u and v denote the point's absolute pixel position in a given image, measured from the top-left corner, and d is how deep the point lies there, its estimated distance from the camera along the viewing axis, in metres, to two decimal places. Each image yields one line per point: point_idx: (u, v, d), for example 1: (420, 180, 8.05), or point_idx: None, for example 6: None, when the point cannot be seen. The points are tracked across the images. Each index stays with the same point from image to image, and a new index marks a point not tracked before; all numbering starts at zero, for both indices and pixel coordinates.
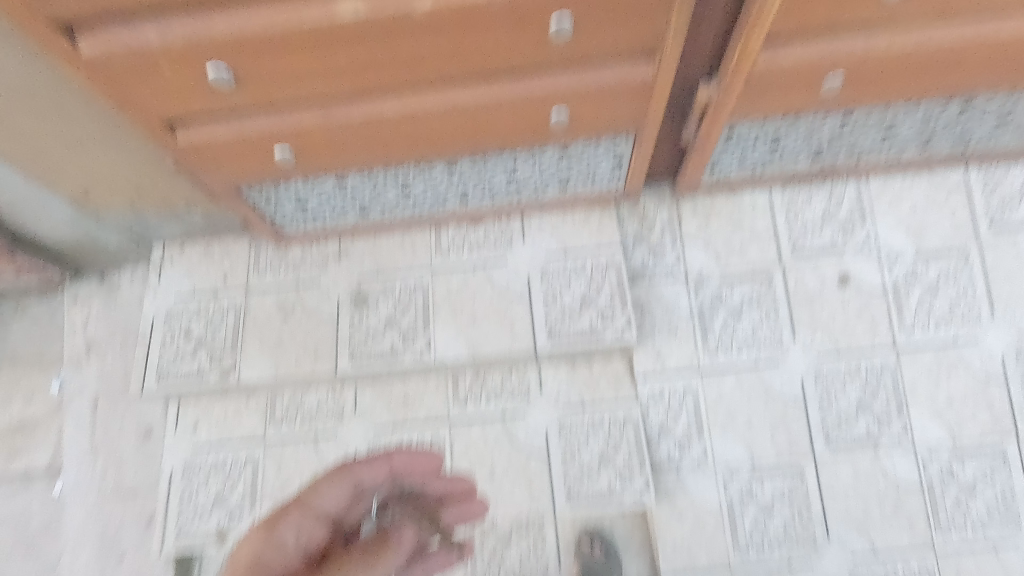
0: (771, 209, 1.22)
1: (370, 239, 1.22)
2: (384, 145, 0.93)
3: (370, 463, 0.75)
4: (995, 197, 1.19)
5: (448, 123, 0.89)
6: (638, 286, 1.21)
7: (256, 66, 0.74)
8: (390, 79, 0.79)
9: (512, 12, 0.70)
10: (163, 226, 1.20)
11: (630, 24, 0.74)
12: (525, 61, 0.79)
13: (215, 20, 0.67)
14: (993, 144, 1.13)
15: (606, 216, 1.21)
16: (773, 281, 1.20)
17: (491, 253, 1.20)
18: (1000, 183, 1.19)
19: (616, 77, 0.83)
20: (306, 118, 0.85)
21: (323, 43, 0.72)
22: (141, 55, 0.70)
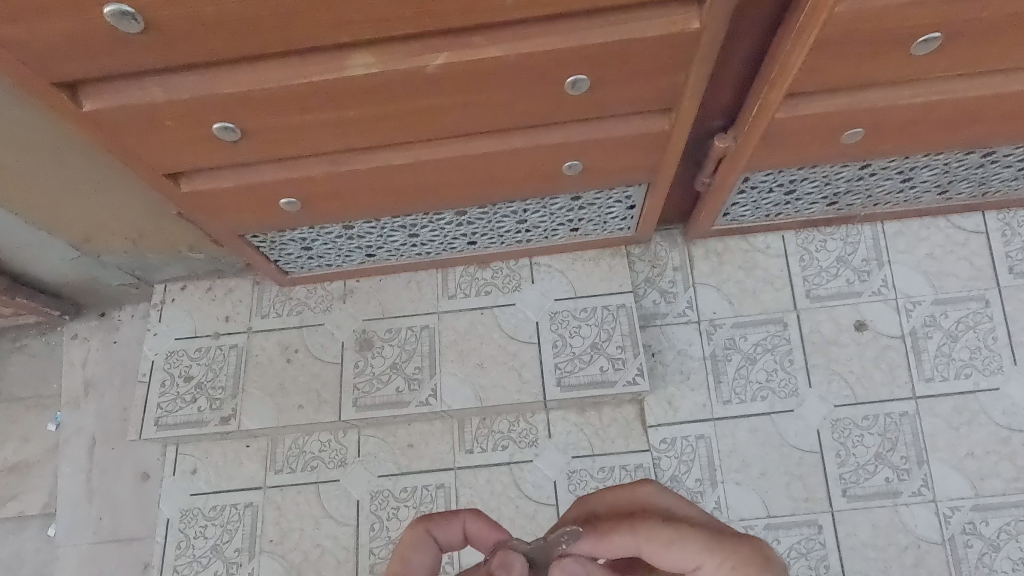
0: (784, 252, 1.19)
1: (377, 280, 1.20)
2: (393, 194, 0.91)
3: (447, 520, 0.57)
4: (1015, 243, 1.16)
5: (459, 173, 0.87)
6: (649, 330, 1.18)
7: (262, 121, 0.72)
8: (399, 133, 0.77)
9: (527, 71, 0.68)
10: (165, 267, 1.18)
11: (648, 82, 0.72)
12: (538, 117, 0.77)
13: (220, 79, 0.65)
14: (1013, 191, 1.11)
15: (616, 259, 1.18)
16: (787, 326, 1.17)
17: (499, 296, 1.17)
18: (1019, 228, 1.17)
19: (631, 130, 0.81)
20: (313, 169, 0.82)
21: (330, 100, 0.69)
22: (144, 111, 0.68)
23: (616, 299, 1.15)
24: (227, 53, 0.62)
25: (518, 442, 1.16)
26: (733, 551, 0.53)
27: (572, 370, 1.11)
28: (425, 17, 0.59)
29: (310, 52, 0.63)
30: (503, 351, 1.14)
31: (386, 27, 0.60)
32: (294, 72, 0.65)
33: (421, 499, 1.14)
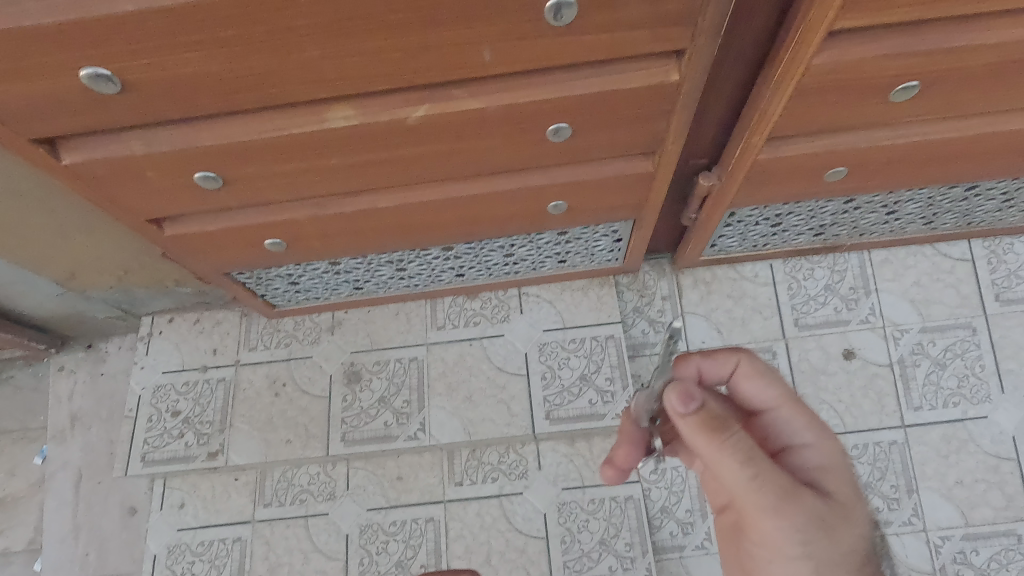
0: (773, 281, 1.20)
1: (365, 311, 1.20)
2: (378, 234, 0.91)
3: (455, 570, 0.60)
4: (1000, 271, 1.17)
5: (444, 213, 0.87)
6: (638, 360, 1.18)
7: (244, 170, 0.71)
8: (382, 178, 0.77)
9: (508, 121, 0.68)
10: (152, 300, 1.18)
11: (630, 128, 0.72)
12: (521, 162, 0.77)
13: (200, 133, 0.65)
14: (996, 221, 1.12)
15: (605, 288, 1.18)
16: (776, 355, 1.17)
17: (488, 327, 1.17)
18: (1004, 256, 1.18)
19: (615, 172, 0.81)
20: (297, 213, 0.82)
21: (311, 149, 0.69)
22: (125, 163, 0.68)
23: (604, 330, 1.15)
24: (205, 110, 0.61)
25: (508, 474, 1.15)
26: (807, 411, 0.64)
27: (561, 403, 1.11)
28: (404, 75, 0.59)
29: (289, 106, 0.63)
30: (492, 384, 1.13)
31: (364, 83, 0.60)
32: (274, 126, 0.65)
33: (410, 532, 1.13)
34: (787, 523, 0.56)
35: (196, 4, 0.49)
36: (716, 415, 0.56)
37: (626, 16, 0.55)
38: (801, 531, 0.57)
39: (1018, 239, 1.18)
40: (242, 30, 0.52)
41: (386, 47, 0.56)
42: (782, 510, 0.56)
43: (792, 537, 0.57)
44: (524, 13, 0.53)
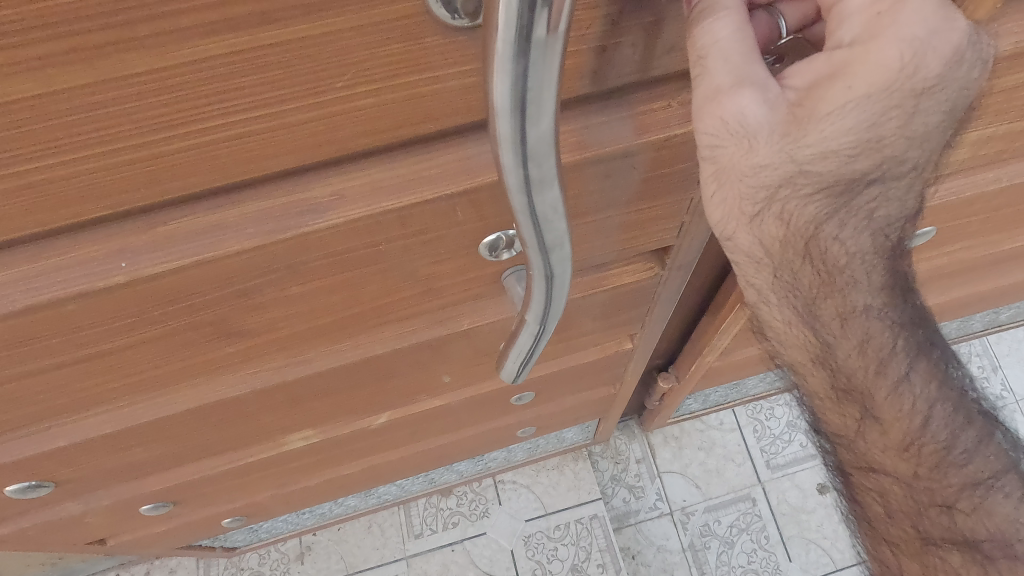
0: (737, 425, 1.20)
1: (335, 529, 1.13)
2: (343, 486, 0.85)
3: None
4: (999, 373, 1.12)
5: (413, 458, 0.83)
6: (624, 532, 1.13)
7: (195, 490, 0.66)
8: (346, 457, 0.73)
9: (471, 402, 0.67)
10: (94, 563, 1.07)
11: (591, 377, 0.73)
12: (485, 418, 0.76)
13: (145, 483, 0.60)
14: (985, 346, 1.14)
15: (580, 464, 1.17)
16: (755, 501, 1.14)
17: (468, 527, 1.12)
18: (1000, 355, 1.14)
19: (579, 400, 0.81)
20: (255, 497, 0.77)
21: (269, 462, 0.65)
22: (58, 521, 0.61)
23: (587, 510, 1.13)
24: (151, 470, 0.57)
25: None
26: None
27: None
28: (367, 403, 0.58)
29: (244, 446, 0.60)
30: None
31: (323, 417, 0.58)
32: (228, 459, 0.61)
33: None
34: (860, 115, 0.26)
35: (139, 423, 0.46)
36: (789, 77, 0.26)
37: (577, 328, 0.56)
38: (877, 121, 0.26)
39: (1011, 327, 1.14)
40: (189, 423, 0.49)
41: (344, 395, 0.54)
42: (795, 130, 0.26)
43: (846, 121, 0.26)
44: (482, 351, 0.54)
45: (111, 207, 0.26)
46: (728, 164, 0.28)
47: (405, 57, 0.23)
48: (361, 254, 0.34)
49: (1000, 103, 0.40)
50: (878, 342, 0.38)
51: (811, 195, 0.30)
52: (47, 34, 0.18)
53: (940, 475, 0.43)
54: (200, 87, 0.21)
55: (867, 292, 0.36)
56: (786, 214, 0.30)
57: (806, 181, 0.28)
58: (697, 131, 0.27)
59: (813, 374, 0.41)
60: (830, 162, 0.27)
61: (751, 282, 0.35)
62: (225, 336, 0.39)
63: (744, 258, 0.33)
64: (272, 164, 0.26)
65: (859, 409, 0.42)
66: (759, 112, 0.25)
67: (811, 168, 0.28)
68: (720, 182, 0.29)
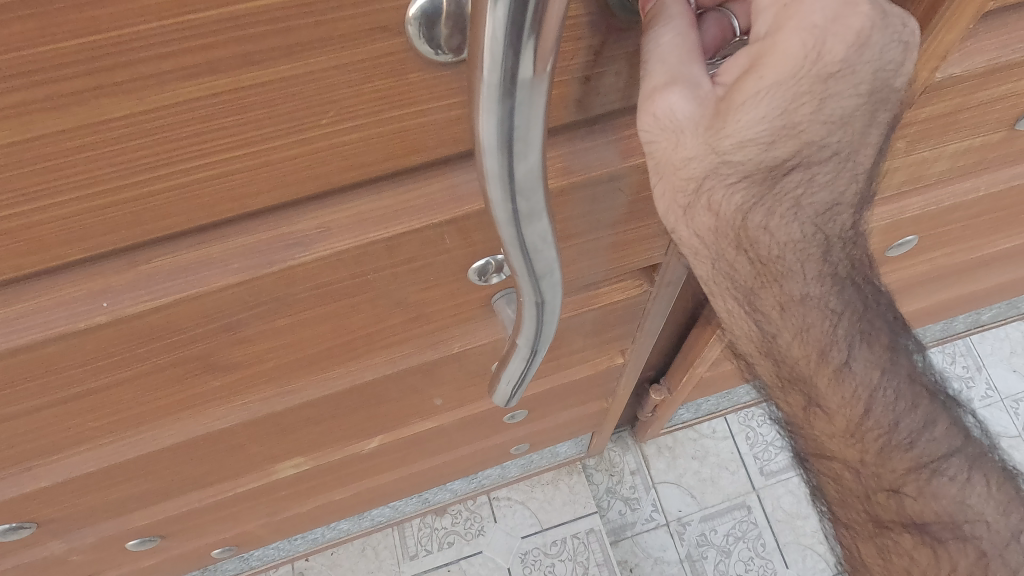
0: (730, 432, 1.20)
1: (328, 554, 1.10)
2: (335, 511, 0.84)
3: None
4: (984, 371, 1.14)
5: (406, 480, 0.82)
6: (621, 544, 1.12)
7: (184, 522, 0.65)
8: (338, 482, 0.72)
9: (464, 422, 0.66)
10: None
11: (583, 393, 0.73)
12: (479, 437, 0.75)
13: (132, 518, 0.58)
14: (969, 346, 1.15)
15: (575, 477, 1.15)
16: (751, 509, 1.14)
17: (463, 546, 1.10)
18: (984, 354, 1.15)
19: (572, 415, 0.80)
20: (244, 526, 0.75)
21: (260, 491, 0.64)
22: (40, 561, 0.59)
23: (583, 524, 1.12)
24: (138, 505, 0.56)
25: None
26: None
27: None
28: (358, 429, 0.57)
29: (234, 477, 0.58)
30: None
31: (314, 444, 0.57)
32: (217, 489, 0.60)
33: None
34: (776, 103, 0.23)
35: (124, 459, 0.45)
36: (719, 76, 0.24)
37: (568, 346, 0.56)
38: (790, 107, 0.24)
39: (993, 327, 1.16)
40: (176, 457, 0.48)
41: (335, 422, 0.53)
42: (716, 124, 0.24)
43: (761, 111, 0.23)
44: (474, 373, 0.53)
45: (93, 250, 0.25)
46: (663, 159, 0.26)
47: (390, 94, 0.23)
48: (349, 283, 0.34)
49: (975, 116, 0.41)
50: (822, 331, 0.36)
51: (734, 184, 0.27)
52: (24, 83, 0.18)
53: (886, 461, 0.41)
54: (180, 129, 0.21)
55: (803, 281, 0.34)
56: (714, 204, 0.28)
57: (728, 170, 0.26)
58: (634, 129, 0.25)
59: (762, 363, 0.40)
60: (748, 151, 0.25)
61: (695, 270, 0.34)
62: (212, 370, 0.38)
63: (685, 249, 0.32)
64: (259, 201, 0.26)
65: (802, 397, 0.41)
66: (688, 108, 0.23)
67: (732, 158, 0.26)
68: (660, 176, 0.27)
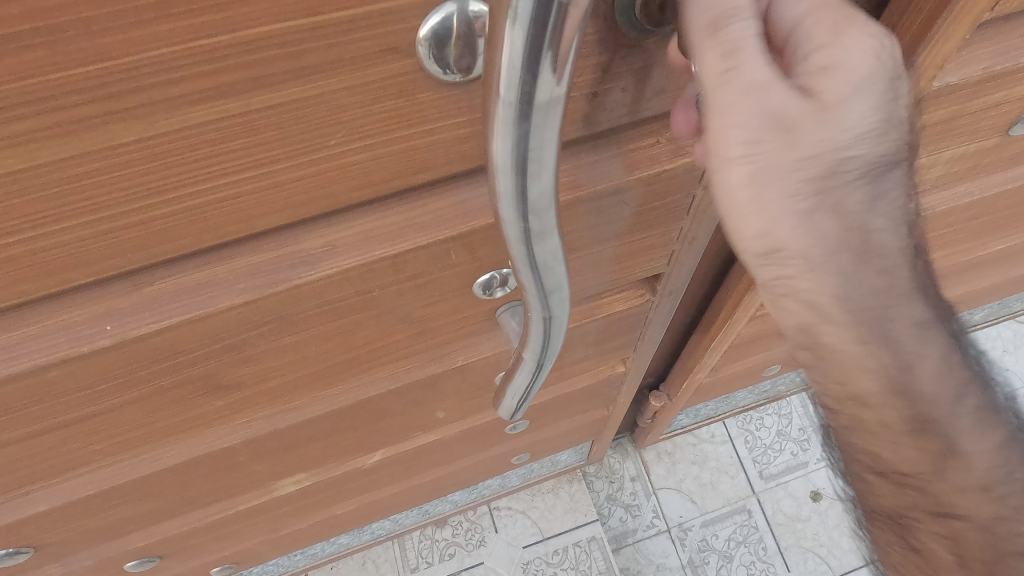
0: (729, 436, 1.20)
1: (327, 569, 1.08)
2: (336, 525, 0.83)
3: None
4: None
5: (407, 493, 0.81)
6: (623, 552, 1.11)
7: (183, 542, 0.64)
8: (338, 496, 0.71)
9: (466, 433, 0.66)
10: None
11: (584, 402, 0.73)
12: (480, 448, 0.75)
13: (131, 539, 0.57)
14: None
15: (575, 485, 1.15)
16: (751, 513, 1.14)
17: (465, 558, 1.09)
18: None
19: (573, 424, 0.80)
20: (243, 544, 0.74)
21: (260, 508, 0.63)
22: None
23: (584, 532, 1.11)
24: (137, 525, 0.55)
25: None
26: None
27: None
28: (360, 443, 0.57)
29: (234, 495, 0.58)
30: None
31: (316, 460, 0.56)
32: (219, 508, 0.59)
33: None
34: (870, 97, 0.24)
35: (124, 481, 0.44)
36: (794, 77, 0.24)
37: (570, 356, 0.56)
38: (882, 102, 0.24)
39: (986, 327, 1.17)
40: (176, 477, 0.47)
41: (337, 437, 0.53)
42: (829, 117, 0.23)
43: (862, 104, 0.24)
44: (477, 385, 0.53)
45: (98, 274, 0.25)
46: (768, 163, 0.24)
47: (399, 113, 0.23)
48: (354, 300, 0.34)
49: (970, 123, 0.42)
50: (942, 360, 0.33)
51: (850, 187, 0.25)
52: (31, 112, 0.18)
53: (996, 506, 0.37)
54: (190, 152, 0.21)
55: (921, 303, 0.31)
56: (830, 211, 0.25)
57: (843, 169, 0.25)
58: (727, 126, 0.23)
59: (886, 406, 0.32)
60: (859, 148, 0.24)
61: (799, 299, 0.28)
62: (216, 390, 0.37)
63: (792, 272, 0.27)
64: (265, 222, 0.26)
65: (924, 448, 0.35)
66: (795, 102, 0.23)
67: (847, 156, 0.24)
68: (760, 185, 0.24)
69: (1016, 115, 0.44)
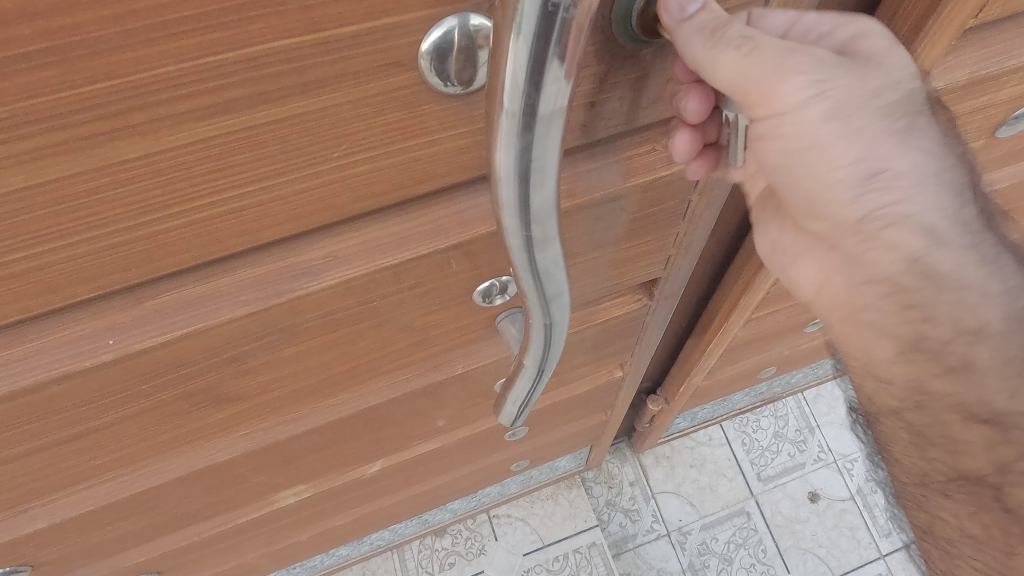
0: (726, 439, 1.20)
1: None
2: (335, 537, 0.82)
3: None
4: None
5: (406, 502, 0.81)
6: (623, 557, 1.11)
7: (181, 557, 0.63)
8: (338, 507, 0.71)
9: (466, 441, 0.66)
10: None
11: (583, 407, 0.73)
12: (479, 455, 0.75)
13: (129, 555, 0.57)
14: None
15: (574, 492, 1.14)
16: (750, 515, 1.14)
17: (465, 567, 1.08)
18: None
19: (572, 429, 0.80)
20: (243, 558, 0.73)
21: (260, 521, 0.63)
22: None
23: (584, 538, 1.11)
24: (136, 541, 0.54)
25: None
26: None
27: None
28: (360, 454, 0.57)
29: (234, 508, 0.57)
30: None
31: (316, 471, 0.56)
32: (218, 521, 0.59)
33: None
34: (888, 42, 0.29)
35: (123, 496, 0.44)
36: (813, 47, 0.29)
37: (569, 361, 0.56)
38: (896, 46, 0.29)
39: None
40: (175, 491, 0.47)
41: (336, 448, 0.52)
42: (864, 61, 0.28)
43: (886, 46, 0.29)
44: (476, 392, 0.53)
45: (99, 289, 0.25)
46: (851, 99, 0.28)
47: (401, 125, 0.23)
48: (355, 310, 0.34)
49: (957, 126, 0.43)
50: None
51: (911, 112, 0.29)
52: (39, 129, 0.18)
53: None
54: (195, 167, 0.21)
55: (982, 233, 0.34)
56: (911, 138, 0.29)
57: (905, 102, 0.29)
58: (815, 62, 0.26)
59: (992, 339, 0.33)
60: (900, 83, 0.29)
61: (903, 228, 0.31)
62: (217, 402, 0.37)
63: (904, 193, 0.30)
64: (267, 234, 0.26)
65: None
66: (832, 57, 0.27)
67: (897, 90, 0.29)
68: (847, 123, 0.28)
69: (1003, 117, 0.45)
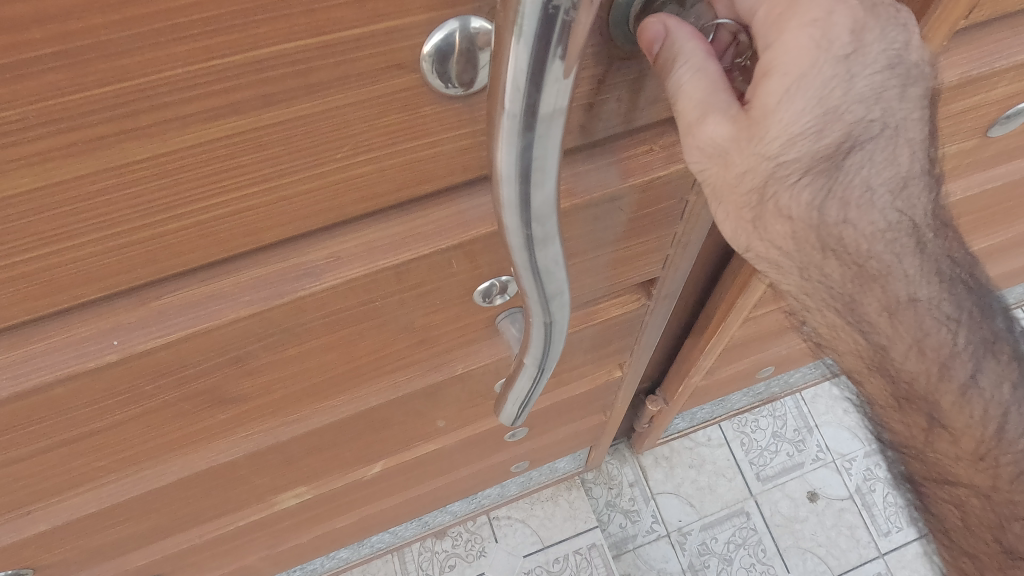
0: (725, 439, 1.20)
1: None
2: (335, 539, 0.82)
3: None
4: None
5: (407, 504, 0.81)
6: (623, 558, 1.11)
7: (182, 560, 0.63)
8: (339, 509, 0.71)
9: (466, 441, 0.66)
10: None
11: (582, 407, 0.73)
12: (479, 456, 0.75)
13: (130, 558, 0.57)
14: None
15: (574, 493, 1.15)
16: (750, 515, 1.14)
17: (465, 569, 1.08)
18: None
19: (571, 430, 0.80)
20: (244, 560, 0.73)
21: (260, 523, 0.63)
22: None
23: (585, 539, 1.11)
24: (137, 544, 0.54)
25: None
26: None
27: None
28: (361, 455, 0.57)
29: (235, 510, 0.57)
30: None
31: (316, 472, 0.56)
32: (220, 523, 0.59)
33: None
34: (808, 95, 0.24)
35: (125, 498, 0.44)
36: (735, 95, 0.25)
37: (568, 362, 0.57)
38: (825, 95, 0.24)
39: None
40: (177, 493, 0.47)
41: (338, 449, 0.53)
42: (756, 132, 0.24)
43: (797, 105, 0.24)
44: (477, 392, 0.53)
45: (105, 289, 0.25)
46: (717, 181, 0.27)
47: (403, 126, 0.23)
48: (357, 311, 0.34)
49: (949, 126, 0.43)
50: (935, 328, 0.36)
51: (799, 182, 0.27)
52: (49, 131, 0.18)
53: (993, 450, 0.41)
54: (200, 168, 0.22)
55: (903, 280, 0.33)
56: (788, 209, 0.28)
57: (791, 176, 0.26)
58: (693, 137, 0.25)
59: (856, 354, 0.37)
60: (801, 145, 0.25)
61: (777, 275, 0.32)
62: (219, 403, 0.38)
63: (774, 254, 0.30)
64: (272, 235, 0.26)
65: (925, 416, 0.40)
66: (726, 130, 0.24)
67: (788, 160, 0.26)
68: (716, 199, 0.28)
69: (994, 117, 0.45)
